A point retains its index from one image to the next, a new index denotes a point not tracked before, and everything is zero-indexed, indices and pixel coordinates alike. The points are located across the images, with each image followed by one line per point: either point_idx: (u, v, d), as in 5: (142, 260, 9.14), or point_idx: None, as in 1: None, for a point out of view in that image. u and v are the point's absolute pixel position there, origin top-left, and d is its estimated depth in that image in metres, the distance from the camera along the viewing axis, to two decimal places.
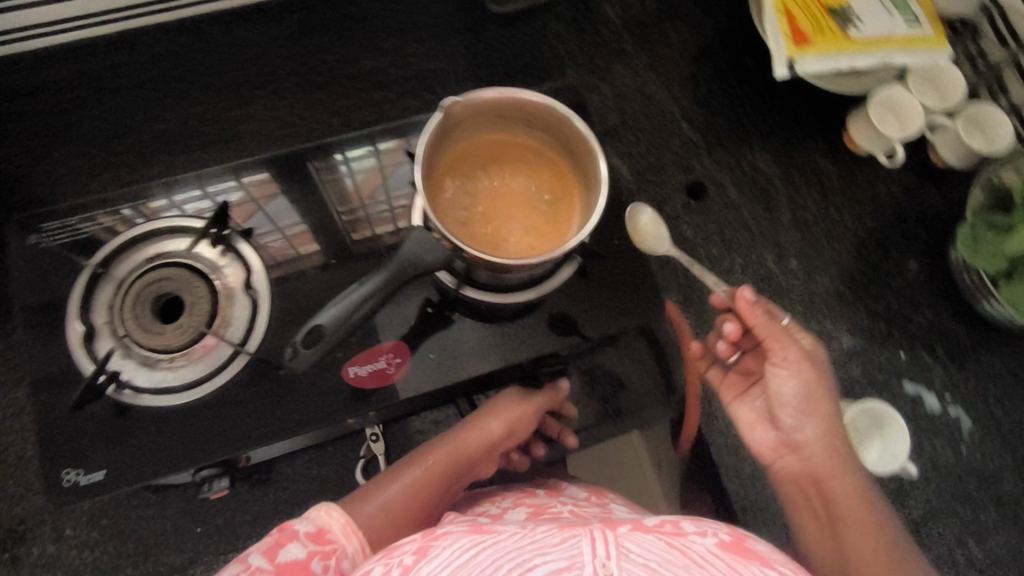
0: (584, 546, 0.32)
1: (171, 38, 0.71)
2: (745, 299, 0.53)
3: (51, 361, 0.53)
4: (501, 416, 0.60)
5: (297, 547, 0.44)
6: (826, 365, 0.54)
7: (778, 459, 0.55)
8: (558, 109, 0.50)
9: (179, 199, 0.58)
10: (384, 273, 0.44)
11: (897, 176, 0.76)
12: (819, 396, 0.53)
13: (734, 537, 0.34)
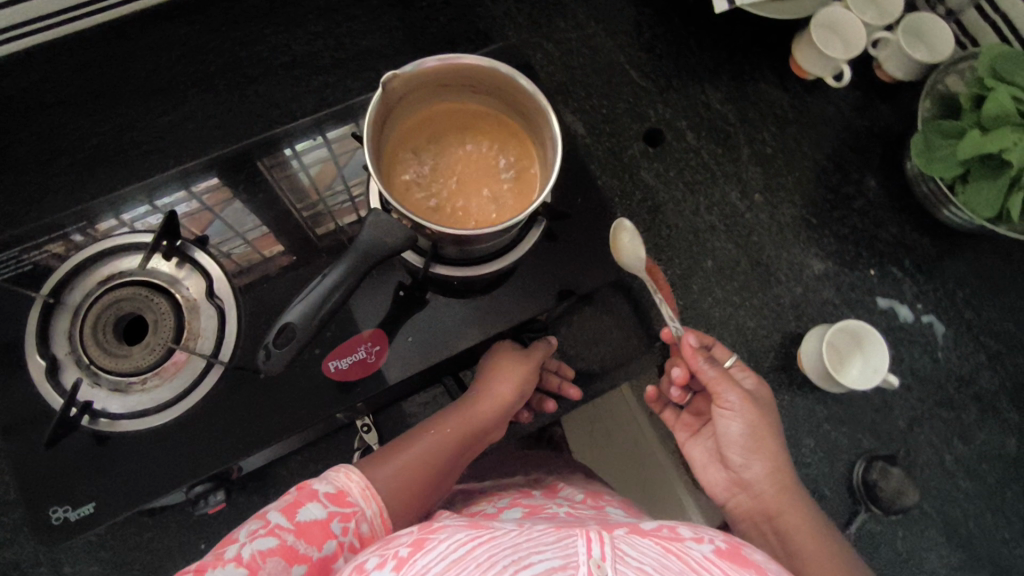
0: (579, 545, 0.32)
1: (88, 48, 0.68)
2: (688, 344, 0.55)
3: (13, 402, 0.51)
4: (508, 377, 0.59)
5: (317, 507, 0.46)
6: (770, 409, 0.55)
7: (731, 498, 0.55)
8: (495, 65, 0.47)
9: (126, 216, 0.55)
10: (347, 261, 0.43)
11: (848, 96, 0.76)
12: (763, 434, 0.53)
13: (729, 545, 0.36)
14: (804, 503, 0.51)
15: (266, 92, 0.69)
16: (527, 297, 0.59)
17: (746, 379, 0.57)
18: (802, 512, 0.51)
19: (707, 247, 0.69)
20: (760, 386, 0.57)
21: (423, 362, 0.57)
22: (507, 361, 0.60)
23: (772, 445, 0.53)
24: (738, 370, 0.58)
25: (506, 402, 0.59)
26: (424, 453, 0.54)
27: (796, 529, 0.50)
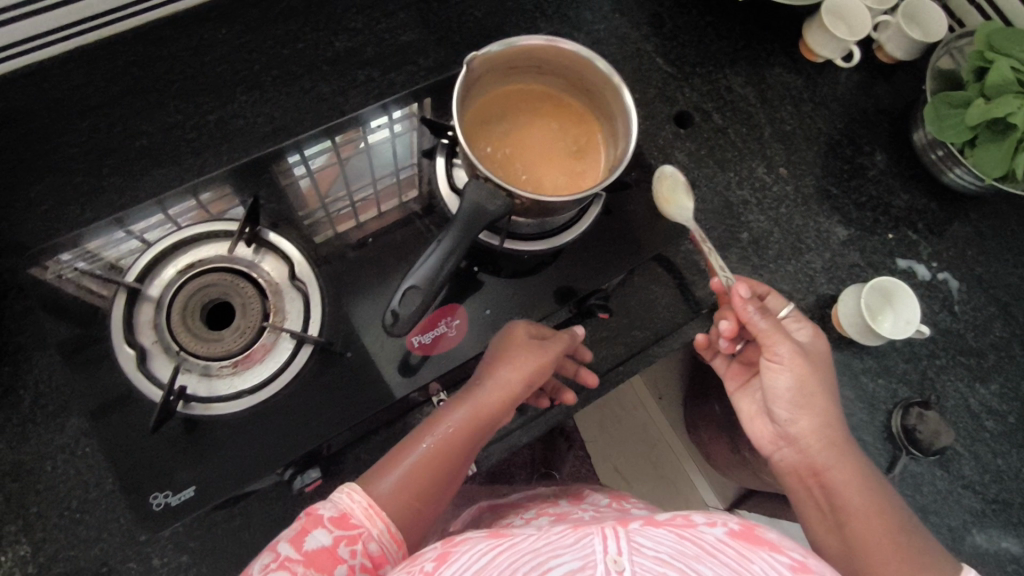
0: (597, 544, 0.33)
1: (129, 49, 0.67)
2: (739, 296, 0.57)
3: (110, 390, 0.52)
4: (520, 367, 0.54)
5: (322, 534, 0.44)
6: (823, 361, 0.59)
7: (777, 451, 0.60)
8: (568, 44, 0.50)
9: (174, 213, 0.57)
10: (456, 228, 0.47)
11: (855, 76, 0.82)
12: (811, 391, 0.57)
13: (743, 526, 0.35)
14: (848, 457, 0.56)
15: (312, 86, 0.69)
16: (591, 269, 0.62)
17: (800, 332, 0.61)
18: (845, 466, 0.55)
19: (741, 220, 0.74)
20: (815, 339, 0.61)
21: (498, 334, 0.59)
22: (514, 353, 0.55)
23: (819, 397, 0.57)
24: (794, 324, 0.62)
25: (518, 391, 0.55)
26: (429, 456, 0.51)
27: (842, 486, 0.55)
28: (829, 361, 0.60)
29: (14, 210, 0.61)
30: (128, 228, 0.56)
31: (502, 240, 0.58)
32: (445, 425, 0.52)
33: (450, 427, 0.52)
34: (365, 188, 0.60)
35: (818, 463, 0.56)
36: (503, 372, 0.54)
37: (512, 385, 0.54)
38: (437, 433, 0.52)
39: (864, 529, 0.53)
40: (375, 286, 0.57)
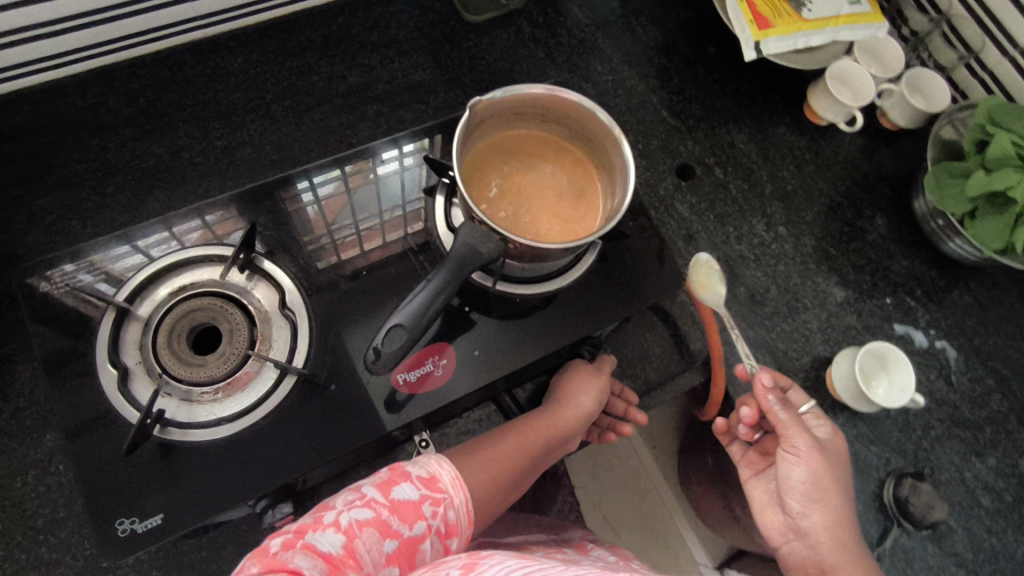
0: None
1: (146, 72, 0.69)
2: (762, 382, 0.58)
3: (88, 413, 0.51)
4: (592, 384, 0.63)
5: (410, 488, 0.47)
6: (844, 465, 0.58)
7: (786, 544, 0.58)
8: (571, 93, 0.51)
9: (179, 231, 0.57)
10: (447, 269, 0.46)
11: (857, 141, 0.83)
12: (826, 485, 0.56)
13: None
14: (862, 562, 0.54)
15: (321, 118, 0.71)
16: (584, 317, 0.62)
17: (822, 428, 0.60)
18: (857, 566, 0.54)
19: (739, 276, 0.74)
20: (836, 437, 0.59)
21: (485, 376, 0.58)
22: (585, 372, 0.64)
23: (835, 497, 0.56)
24: (815, 421, 0.60)
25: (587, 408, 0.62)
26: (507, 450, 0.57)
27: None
28: (846, 459, 0.58)
29: (17, 222, 0.62)
30: (136, 240, 0.56)
31: (495, 282, 0.58)
32: (526, 427, 0.59)
33: (530, 430, 0.59)
34: (370, 219, 0.61)
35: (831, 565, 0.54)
36: (576, 388, 0.62)
37: (584, 406, 0.62)
38: (518, 434, 0.59)
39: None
40: (364, 320, 0.57)
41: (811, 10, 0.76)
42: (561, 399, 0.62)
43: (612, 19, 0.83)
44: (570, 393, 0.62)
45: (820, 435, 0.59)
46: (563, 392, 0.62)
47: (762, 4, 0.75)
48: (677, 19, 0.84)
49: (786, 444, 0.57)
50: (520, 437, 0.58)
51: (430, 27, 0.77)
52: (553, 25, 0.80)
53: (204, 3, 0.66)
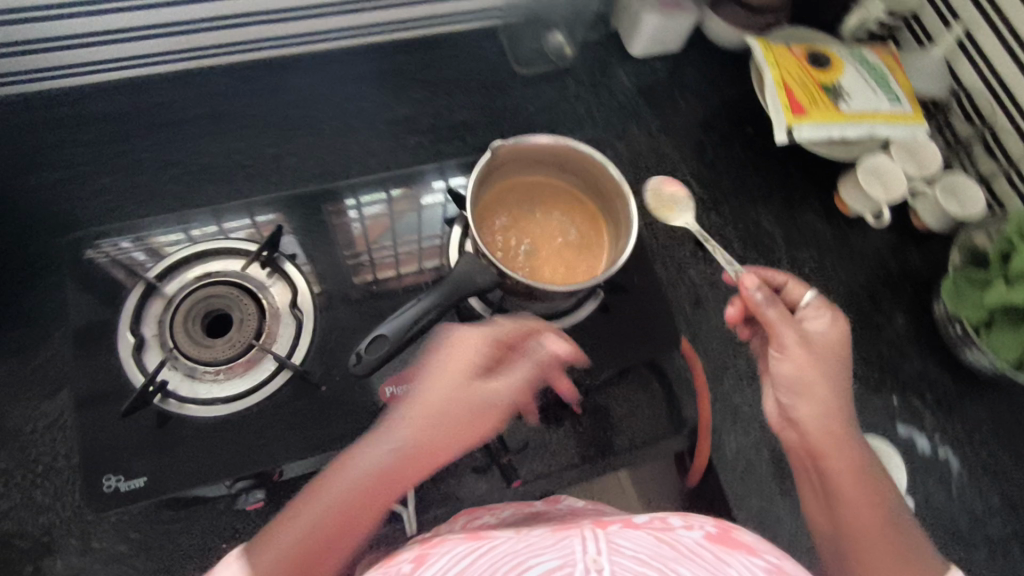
0: (576, 544, 0.35)
1: (220, 79, 0.77)
2: (748, 285, 0.56)
3: (102, 373, 0.56)
4: (455, 366, 0.48)
5: None
6: (839, 347, 0.54)
7: (781, 432, 0.57)
8: (586, 148, 0.55)
9: (228, 226, 0.63)
10: (440, 290, 0.49)
11: (885, 236, 0.83)
12: (816, 382, 0.53)
13: (720, 530, 0.37)
14: (841, 395, 0.53)
15: (366, 142, 0.76)
16: (576, 361, 0.63)
17: (812, 319, 0.56)
18: (848, 455, 0.51)
19: (743, 348, 0.74)
20: (837, 324, 0.55)
21: None
22: (450, 340, 0.50)
23: (827, 372, 0.53)
24: (810, 314, 0.56)
25: (450, 412, 0.46)
26: (342, 492, 0.44)
27: (845, 507, 0.50)
28: (845, 348, 0.54)
29: (83, 195, 0.69)
30: (190, 230, 0.62)
31: (493, 314, 0.60)
32: (397, 423, 0.47)
33: (398, 430, 0.46)
34: (411, 243, 0.65)
35: (817, 437, 0.52)
36: (441, 375, 0.48)
37: (418, 416, 0.47)
38: (387, 433, 0.47)
39: (870, 547, 0.48)
40: (366, 330, 0.61)
41: (850, 104, 0.77)
42: (428, 387, 0.48)
43: (655, 88, 0.86)
44: (438, 384, 0.48)
45: (818, 332, 0.55)
46: (423, 376, 0.49)
47: (800, 91, 0.77)
48: (720, 95, 0.87)
49: (781, 354, 0.54)
50: (386, 443, 0.46)
51: (480, 73, 0.82)
52: (597, 86, 0.85)
53: (285, 26, 0.74)
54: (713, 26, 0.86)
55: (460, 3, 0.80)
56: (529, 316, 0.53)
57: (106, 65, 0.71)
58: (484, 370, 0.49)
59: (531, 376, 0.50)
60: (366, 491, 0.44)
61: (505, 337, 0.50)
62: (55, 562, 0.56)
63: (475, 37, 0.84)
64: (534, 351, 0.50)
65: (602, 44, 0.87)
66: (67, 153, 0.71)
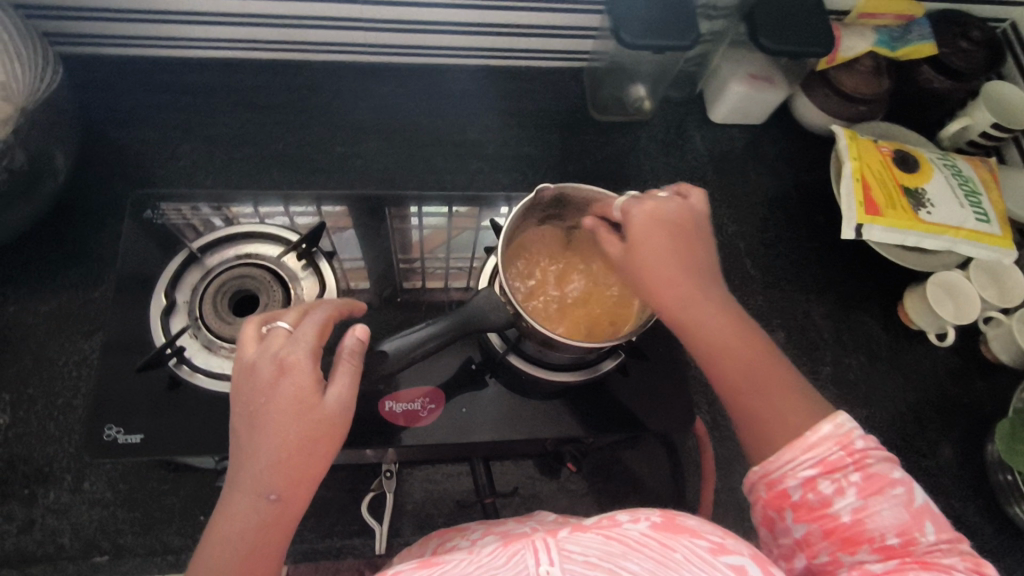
0: (528, 559, 0.32)
1: (308, 73, 0.80)
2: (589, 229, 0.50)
3: (131, 326, 0.59)
4: (282, 398, 0.43)
5: None
6: (689, 223, 0.48)
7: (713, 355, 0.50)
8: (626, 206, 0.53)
9: (293, 211, 0.67)
10: (449, 320, 0.51)
11: (948, 359, 0.76)
12: (658, 270, 0.46)
13: (664, 518, 0.36)
14: (705, 266, 0.47)
15: (430, 158, 0.78)
16: (582, 418, 0.60)
17: (636, 207, 0.48)
18: (731, 320, 0.45)
19: None
20: (664, 201, 0.48)
21: (465, 434, 0.59)
22: (243, 367, 0.45)
23: (674, 261, 0.46)
24: (647, 200, 0.48)
25: (312, 439, 0.43)
26: (230, 543, 0.41)
27: (731, 374, 0.44)
28: (705, 224, 0.49)
29: (162, 158, 0.74)
30: (259, 206, 0.66)
31: (506, 352, 0.59)
32: (247, 475, 0.42)
33: (253, 480, 0.42)
34: (462, 259, 0.68)
35: (687, 297, 0.45)
36: (273, 412, 0.43)
37: (283, 438, 0.43)
38: (241, 487, 0.42)
39: (755, 400, 0.43)
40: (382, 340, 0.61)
41: (931, 213, 0.73)
42: (263, 428, 0.43)
43: (728, 157, 0.84)
44: (274, 421, 0.43)
45: (655, 215, 0.47)
46: (244, 416, 0.44)
47: (880, 190, 0.73)
48: (795, 177, 0.84)
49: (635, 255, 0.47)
50: (248, 498, 0.42)
51: (555, 112, 0.83)
52: (669, 145, 0.84)
53: (374, 34, 0.75)
54: (801, 107, 0.83)
55: (550, 41, 0.79)
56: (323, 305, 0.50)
57: (209, 44, 0.75)
58: (313, 390, 0.44)
59: (357, 379, 0.46)
60: (253, 549, 0.41)
61: (321, 341, 0.46)
62: (51, 493, 0.59)
63: (560, 75, 0.85)
64: (347, 351, 0.46)
65: (684, 105, 0.86)
66: (157, 117, 0.76)
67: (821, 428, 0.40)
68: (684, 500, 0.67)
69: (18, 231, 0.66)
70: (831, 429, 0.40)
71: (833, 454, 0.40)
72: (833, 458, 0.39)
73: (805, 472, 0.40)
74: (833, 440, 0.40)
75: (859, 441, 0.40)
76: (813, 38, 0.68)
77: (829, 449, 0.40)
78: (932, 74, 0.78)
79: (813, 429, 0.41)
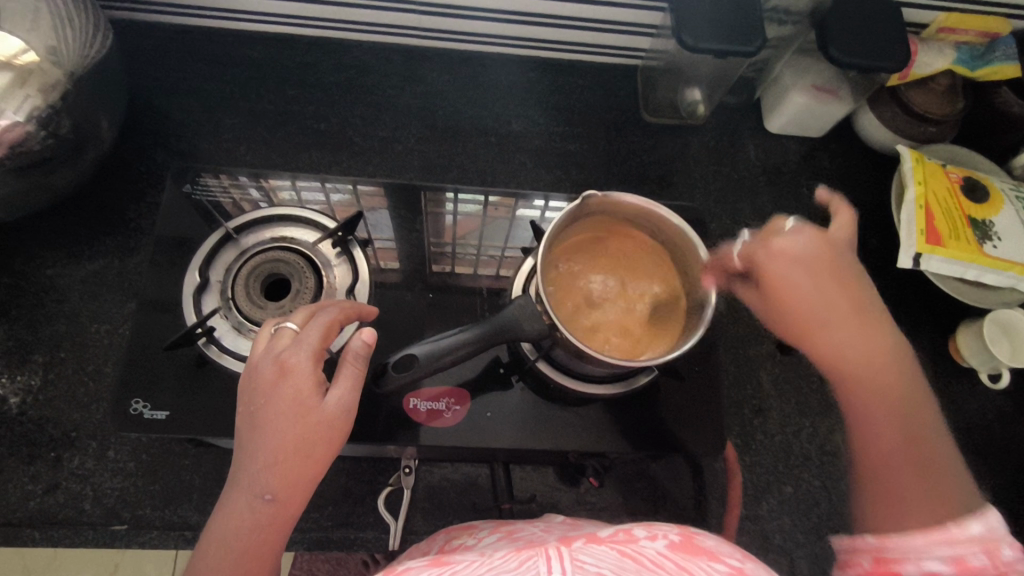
0: (540, 565, 0.31)
1: (356, 53, 0.78)
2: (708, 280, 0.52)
3: (164, 301, 0.59)
4: (283, 399, 0.44)
5: None
6: (828, 261, 0.48)
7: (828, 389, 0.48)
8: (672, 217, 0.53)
9: (330, 188, 0.66)
10: (482, 328, 0.49)
11: (997, 400, 0.73)
12: (817, 299, 0.47)
13: (683, 538, 0.34)
14: (868, 317, 0.47)
15: (472, 149, 0.76)
16: (609, 434, 0.58)
17: (787, 240, 0.49)
18: (876, 374, 0.45)
19: (793, 473, 0.67)
20: (796, 235, 0.49)
21: (487, 439, 0.57)
22: (250, 368, 0.46)
23: (819, 304, 0.47)
24: (783, 233, 0.49)
25: (307, 441, 0.43)
26: (225, 541, 0.41)
27: (873, 433, 0.44)
28: (845, 253, 0.50)
29: (205, 131, 0.74)
30: (297, 182, 0.66)
31: (537, 359, 0.58)
32: (244, 474, 0.43)
33: (251, 479, 0.42)
34: (495, 249, 0.66)
35: (834, 351, 0.46)
36: (273, 412, 0.43)
37: (279, 438, 0.43)
38: (240, 485, 0.43)
39: (895, 474, 0.42)
40: (411, 335, 0.61)
41: (998, 247, 0.69)
42: (262, 428, 0.43)
43: (782, 170, 0.81)
44: (273, 421, 0.43)
45: (790, 251, 0.48)
46: (247, 414, 0.44)
47: (942, 219, 0.69)
48: (851, 195, 0.80)
49: (767, 289, 0.49)
50: (245, 495, 0.42)
51: (604, 109, 0.80)
52: (721, 152, 0.80)
53: (426, 18, 0.73)
54: (866, 123, 0.79)
55: (606, 36, 0.77)
56: (334, 304, 0.50)
57: (258, 17, 0.74)
58: (313, 392, 0.44)
59: (360, 381, 0.46)
60: (248, 549, 0.41)
61: (325, 344, 0.46)
62: (75, 458, 0.60)
63: (612, 72, 0.82)
64: (353, 353, 0.46)
65: (739, 111, 0.82)
66: (203, 88, 0.75)
67: (970, 527, 0.37)
68: (704, 524, 0.65)
69: (62, 195, 0.66)
70: (981, 530, 0.36)
71: (973, 556, 0.35)
72: (972, 560, 0.35)
73: (932, 564, 0.36)
74: (978, 541, 0.36)
75: (1007, 548, 0.35)
76: (888, 53, 0.64)
77: (971, 551, 0.36)
78: (1012, 97, 0.73)
79: (960, 523, 0.37)
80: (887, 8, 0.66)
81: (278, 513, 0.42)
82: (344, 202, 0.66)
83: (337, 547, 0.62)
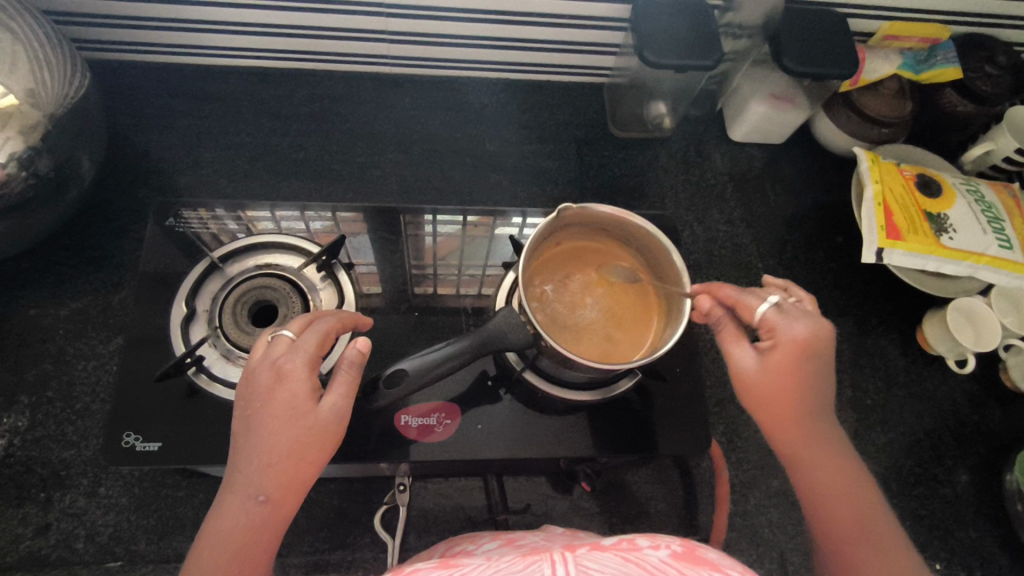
0: (545, 569, 0.33)
1: (330, 83, 0.81)
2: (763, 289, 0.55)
3: (153, 334, 0.59)
4: (278, 403, 0.45)
5: None
6: (830, 352, 0.48)
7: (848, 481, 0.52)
8: (638, 218, 0.55)
9: (308, 216, 0.68)
10: (469, 340, 0.51)
11: (965, 385, 0.76)
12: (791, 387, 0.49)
13: (686, 548, 0.35)
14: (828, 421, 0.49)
15: (449, 170, 0.78)
16: (598, 438, 0.60)
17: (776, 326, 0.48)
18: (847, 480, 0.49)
19: (777, 467, 0.70)
20: (816, 323, 0.48)
21: (480, 451, 0.59)
22: (248, 373, 0.47)
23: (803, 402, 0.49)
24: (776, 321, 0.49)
25: (302, 444, 0.44)
26: (222, 539, 0.42)
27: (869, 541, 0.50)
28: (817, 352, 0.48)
29: (185, 165, 0.75)
30: (276, 210, 0.67)
31: (523, 369, 0.59)
32: (239, 476, 0.44)
33: (246, 481, 0.44)
34: (475, 266, 0.68)
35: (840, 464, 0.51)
36: (269, 417, 0.44)
37: (273, 440, 0.44)
38: (234, 487, 0.44)
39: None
40: (398, 354, 0.62)
41: (954, 238, 0.73)
42: (257, 430, 0.44)
43: (748, 176, 0.84)
44: (269, 424, 0.44)
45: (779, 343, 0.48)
46: (244, 416, 0.45)
47: (901, 214, 0.73)
48: (815, 197, 0.84)
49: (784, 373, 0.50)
50: (239, 497, 0.43)
51: (575, 126, 0.83)
52: (688, 162, 0.83)
53: (397, 47, 0.76)
54: (823, 128, 0.83)
55: (572, 57, 0.80)
56: (331, 313, 0.51)
57: (233, 53, 0.76)
58: (308, 397, 0.45)
59: (352, 389, 0.47)
60: (241, 548, 0.42)
61: (322, 351, 0.47)
62: (67, 497, 0.60)
63: (580, 91, 0.85)
64: (347, 362, 0.47)
65: (703, 123, 0.86)
66: (181, 123, 0.76)
67: None
68: (696, 523, 0.67)
69: (43, 235, 0.66)
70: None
71: None
72: None
73: None
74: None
75: None
76: (839, 62, 0.67)
77: None
78: (956, 97, 0.78)
79: None
80: (834, 19, 0.70)
81: (271, 513, 0.43)
82: (323, 229, 0.67)
83: (337, 569, 0.62)
